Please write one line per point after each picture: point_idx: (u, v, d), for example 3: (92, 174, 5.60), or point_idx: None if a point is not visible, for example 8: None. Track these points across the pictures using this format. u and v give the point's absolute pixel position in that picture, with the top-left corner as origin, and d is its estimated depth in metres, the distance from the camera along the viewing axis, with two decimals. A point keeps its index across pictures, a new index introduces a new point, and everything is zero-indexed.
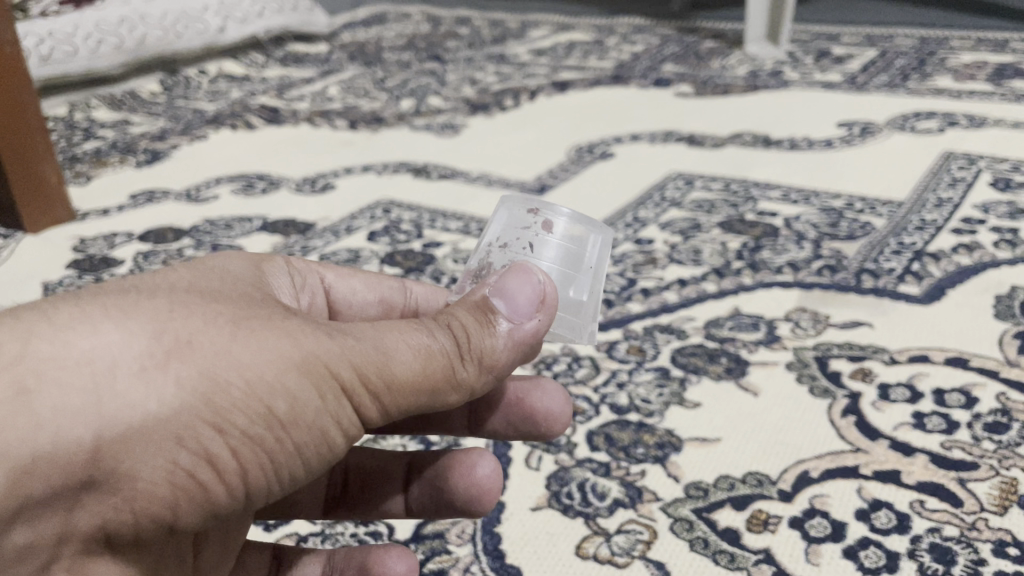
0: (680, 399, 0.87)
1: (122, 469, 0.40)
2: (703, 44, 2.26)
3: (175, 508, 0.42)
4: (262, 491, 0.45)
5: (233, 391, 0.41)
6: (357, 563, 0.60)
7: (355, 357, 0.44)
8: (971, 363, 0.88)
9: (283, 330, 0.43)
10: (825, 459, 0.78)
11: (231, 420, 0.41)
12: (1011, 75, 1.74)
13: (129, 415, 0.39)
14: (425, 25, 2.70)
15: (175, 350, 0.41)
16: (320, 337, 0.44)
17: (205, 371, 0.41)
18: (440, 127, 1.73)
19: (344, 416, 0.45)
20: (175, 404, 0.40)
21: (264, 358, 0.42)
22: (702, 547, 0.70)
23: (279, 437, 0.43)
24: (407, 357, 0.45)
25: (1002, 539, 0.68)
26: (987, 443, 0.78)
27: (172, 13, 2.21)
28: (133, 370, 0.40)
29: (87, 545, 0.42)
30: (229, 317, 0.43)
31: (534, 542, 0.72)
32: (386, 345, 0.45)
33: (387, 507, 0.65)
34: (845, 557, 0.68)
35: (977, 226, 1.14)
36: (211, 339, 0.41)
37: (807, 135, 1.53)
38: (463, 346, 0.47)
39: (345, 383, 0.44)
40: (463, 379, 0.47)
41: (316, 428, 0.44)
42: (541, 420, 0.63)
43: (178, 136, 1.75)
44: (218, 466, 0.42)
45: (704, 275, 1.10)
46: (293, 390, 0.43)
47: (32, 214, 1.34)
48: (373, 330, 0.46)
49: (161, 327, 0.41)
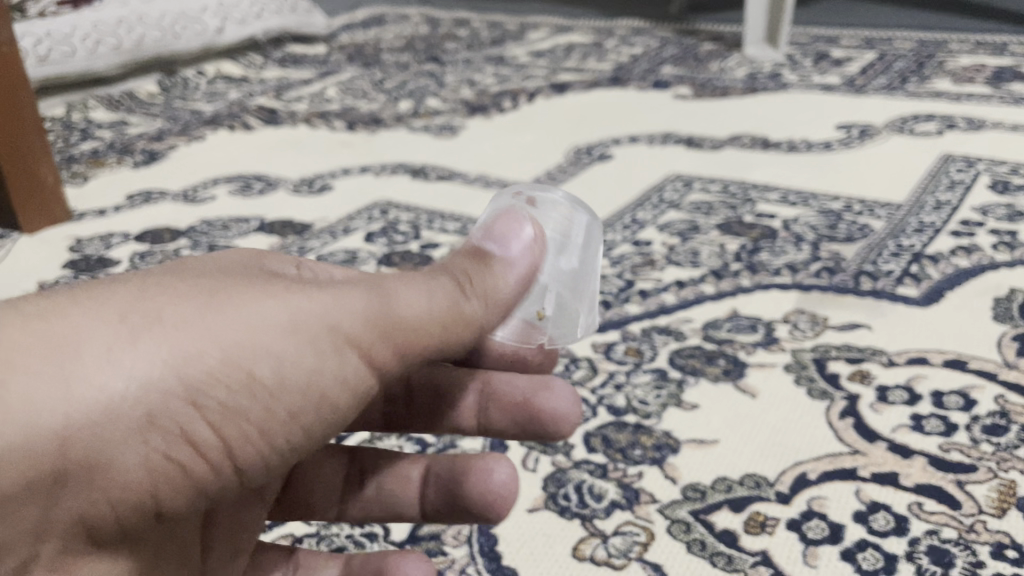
0: (677, 401, 0.87)
1: (100, 452, 0.40)
2: (702, 46, 2.26)
3: (158, 491, 0.42)
4: (259, 466, 0.44)
5: (208, 364, 0.41)
6: (373, 567, 0.59)
7: (339, 317, 0.44)
8: (969, 366, 0.88)
9: (258, 299, 0.43)
10: (823, 462, 0.78)
11: (210, 392, 0.41)
12: (1010, 79, 1.74)
13: (100, 395, 0.39)
14: (424, 27, 2.70)
15: (146, 328, 0.41)
16: (300, 300, 0.44)
17: (178, 346, 0.40)
18: (439, 129, 1.73)
19: (338, 377, 0.45)
20: (147, 382, 0.40)
21: (244, 324, 0.42)
22: (699, 550, 0.70)
23: (266, 406, 0.42)
24: (393, 312, 0.46)
25: (1000, 542, 0.68)
26: (985, 445, 0.78)
27: (170, 14, 2.21)
28: (103, 351, 0.39)
29: (78, 536, 0.42)
30: (204, 292, 0.43)
31: (531, 544, 0.71)
32: (370, 301, 0.45)
33: (403, 510, 0.65)
34: (842, 559, 0.68)
35: (976, 229, 1.14)
36: (183, 313, 0.42)
37: (805, 138, 1.53)
38: (446, 293, 0.48)
39: (334, 340, 0.44)
40: (455, 321, 0.48)
41: (308, 394, 0.44)
42: (554, 421, 0.62)
43: (175, 137, 1.75)
44: (201, 439, 0.41)
45: (702, 276, 1.10)
46: (275, 356, 0.42)
47: (28, 213, 1.34)
48: (354, 289, 0.46)
49: (130, 308, 0.41)
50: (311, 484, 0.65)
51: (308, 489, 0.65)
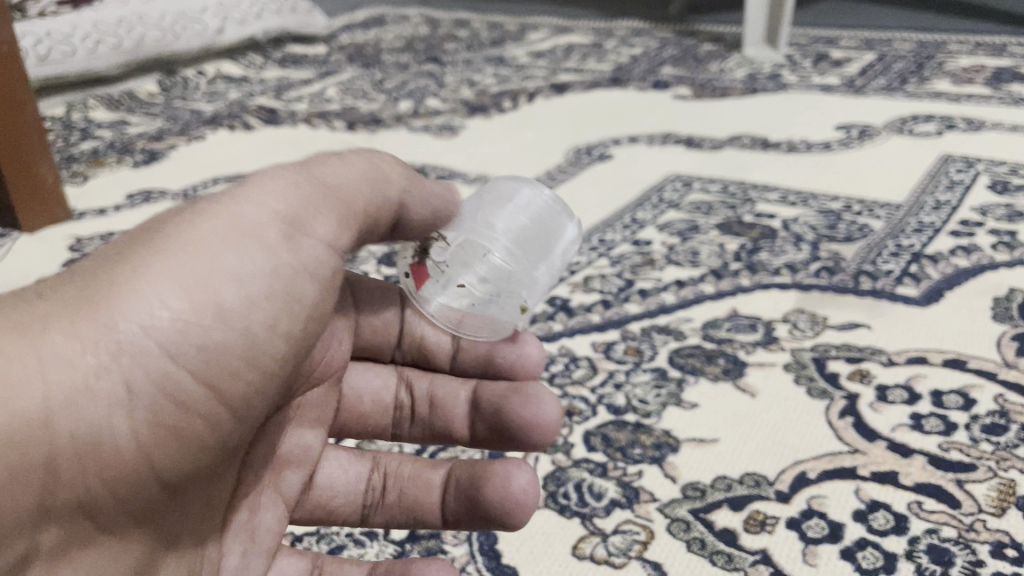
0: (677, 400, 0.87)
1: (98, 417, 0.45)
2: (701, 47, 2.26)
3: (151, 448, 0.47)
4: (249, 393, 0.51)
5: (166, 315, 0.46)
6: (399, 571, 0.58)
7: (267, 229, 0.50)
8: (969, 365, 0.88)
9: (190, 239, 0.49)
10: (823, 461, 0.78)
11: (177, 337, 0.47)
12: (1009, 80, 1.74)
13: (73, 372, 0.45)
14: (424, 27, 2.71)
15: (94, 301, 0.46)
16: (229, 230, 0.49)
17: (133, 304, 0.46)
18: (439, 129, 1.73)
19: (299, 275, 0.51)
20: (111, 345, 0.45)
21: (191, 260, 0.48)
22: (699, 548, 0.70)
23: (233, 326, 0.48)
24: (316, 192, 0.53)
25: (1000, 541, 0.68)
26: (985, 444, 0.78)
27: (170, 14, 2.22)
28: (65, 332, 0.45)
29: (109, 503, 0.47)
30: (140, 245, 0.49)
31: (531, 543, 0.71)
32: (287, 211, 0.52)
33: (425, 518, 0.65)
34: (842, 558, 0.68)
35: (975, 228, 1.14)
36: (124, 277, 0.47)
37: (805, 138, 1.53)
38: (363, 168, 0.56)
39: (280, 239, 0.51)
40: (376, 184, 0.57)
41: (267, 302, 0.50)
42: (536, 430, 0.65)
43: (175, 137, 1.75)
44: (186, 375, 0.47)
45: (702, 276, 1.10)
46: (230, 277, 0.48)
47: (28, 213, 1.34)
48: (277, 181, 0.53)
49: (72, 296, 0.46)
50: (335, 488, 0.66)
51: (331, 493, 0.66)
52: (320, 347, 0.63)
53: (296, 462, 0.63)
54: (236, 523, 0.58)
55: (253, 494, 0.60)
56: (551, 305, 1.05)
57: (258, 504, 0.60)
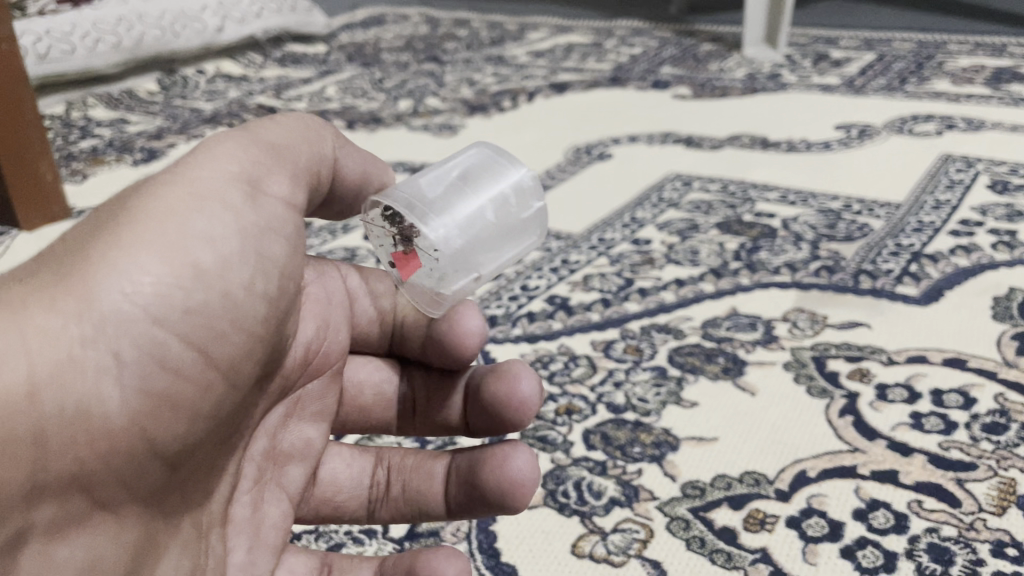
0: (676, 398, 0.87)
1: (87, 387, 0.45)
2: (701, 47, 2.26)
3: (143, 417, 0.47)
4: (235, 354, 0.52)
5: (147, 281, 0.47)
6: (406, 565, 0.56)
7: (229, 189, 0.53)
8: (969, 364, 0.88)
9: (160, 207, 0.49)
10: (822, 459, 0.78)
11: (160, 303, 0.47)
12: (1009, 80, 1.74)
13: (55, 345, 0.44)
14: (424, 27, 2.71)
15: (68, 278, 0.46)
16: (197, 194, 0.51)
17: (112, 273, 0.46)
18: (438, 127, 1.72)
19: (267, 234, 0.54)
20: (93, 316, 0.45)
21: (165, 225, 0.49)
22: (698, 547, 0.70)
23: (214, 287, 0.50)
24: (267, 154, 0.56)
25: (1000, 539, 0.68)
26: (985, 443, 0.78)
27: (170, 13, 2.21)
28: (46, 306, 0.44)
29: (102, 481, 0.46)
30: (106, 222, 0.49)
31: (530, 541, 0.71)
32: (241, 171, 0.54)
33: (428, 508, 0.64)
34: (842, 557, 0.68)
35: (975, 228, 1.14)
36: (97, 249, 0.47)
37: (805, 137, 1.53)
38: (301, 130, 0.60)
39: (243, 201, 0.53)
40: (314, 139, 0.60)
41: (242, 262, 0.51)
42: (512, 408, 0.63)
43: (175, 135, 1.75)
44: (172, 337, 0.48)
45: (701, 275, 1.10)
46: (204, 240, 0.50)
47: (26, 210, 1.33)
48: (229, 146, 0.54)
49: (40, 278, 0.46)
50: (340, 483, 0.66)
51: (335, 488, 0.66)
52: (318, 337, 0.63)
53: (296, 458, 0.63)
54: (239, 517, 0.58)
55: (255, 491, 0.59)
56: (551, 304, 1.05)
57: (262, 499, 0.60)
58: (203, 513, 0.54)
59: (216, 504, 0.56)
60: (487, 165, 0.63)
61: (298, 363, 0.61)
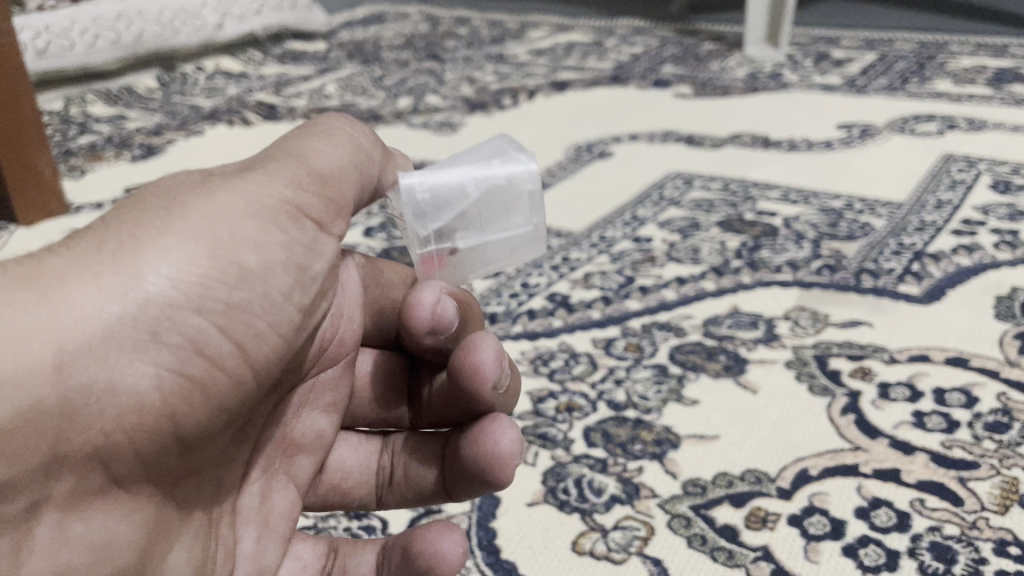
0: (677, 396, 0.87)
1: (122, 367, 0.44)
2: (703, 46, 2.26)
3: (173, 408, 0.46)
4: (267, 358, 0.51)
5: (193, 273, 0.46)
6: (401, 547, 0.57)
7: (276, 197, 0.52)
8: (971, 363, 0.88)
9: (211, 203, 0.49)
10: (824, 458, 0.77)
11: (202, 296, 0.46)
12: (1010, 80, 1.74)
13: (94, 319, 0.43)
14: (424, 25, 2.70)
15: (117, 255, 0.44)
16: (245, 197, 0.50)
17: (160, 258, 0.45)
18: (438, 125, 1.72)
19: (307, 248, 0.53)
20: (136, 300, 0.44)
21: (215, 222, 0.48)
22: (700, 544, 0.69)
23: (254, 289, 0.49)
24: (324, 175, 0.55)
25: (1003, 538, 0.68)
26: (987, 442, 0.78)
27: (170, 8, 2.21)
28: (93, 279, 0.43)
29: (126, 463, 0.45)
30: (157, 206, 0.48)
31: (530, 538, 0.71)
32: (290, 181, 0.53)
33: (427, 489, 0.63)
34: (844, 555, 0.67)
35: (977, 228, 1.14)
36: (148, 228, 0.46)
37: (806, 136, 1.53)
38: (359, 154, 0.58)
39: (289, 215, 0.52)
40: (366, 163, 0.59)
41: (279, 270, 0.51)
42: (469, 377, 0.58)
43: (174, 131, 1.74)
44: (211, 332, 0.47)
45: (702, 273, 1.09)
46: (251, 244, 0.49)
47: (23, 204, 1.32)
48: (283, 162, 0.54)
49: (87, 248, 0.44)
50: (349, 470, 0.65)
51: (343, 474, 0.65)
52: (332, 324, 0.60)
53: (306, 447, 0.62)
54: (248, 507, 0.57)
55: (264, 479, 0.59)
56: (551, 301, 1.04)
57: (270, 489, 0.59)
58: (215, 506, 0.54)
59: (227, 496, 0.55)
60: (488, 150, 0.61)
61: (315, 353, 0.60)
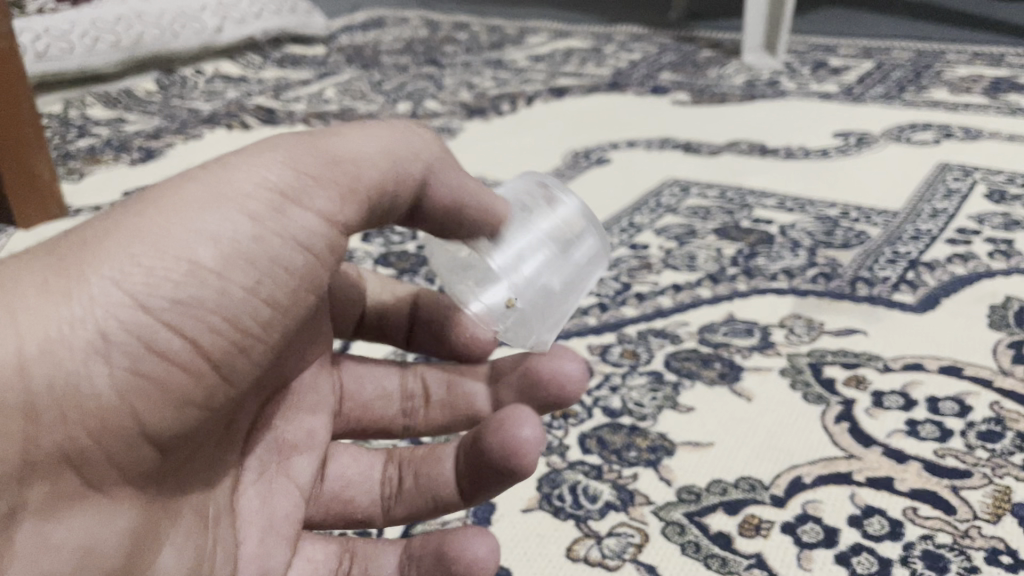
0: (673, 403, 0.87)
1: (75, 372, 0.43)
2: (701, 53, 2.27)
3: (134, 405, 0.46)
4: (234, 350, 0.49)
5: (142, 270, 0.45)
6: (434, 547, 0.57)
7: (249, 187, 0.49)
8: (964, 372, 0.88)
9: (169, 201, 0.47)
10: (818, 466, 0.78)
11: (152, 294, 0.45)
12: (1005, 89, 1.75)
13: (43, 324, 0.43)
14: (423, 30, 2.70)
15: (70, 262, 0.44)
16: (209, 190, 0.48)
17: (109, 261, 0.45)
18: (437, 130, 1.73)
19: (287, 238, 0.50)
20: (83, 301, 0.44)
21: (171, 221, 0.47)
22: (693, 552, 0.69)
23: (215, 284, 0.47)
24: (320, 161, 0.52)
25: (995, 547, 0.68)
26: (980, 451, 0.78)
27: (169, 12, 2.22)
28: (41, 289, 0.43)
29: (100, 465, 0.46)
30: (119, 210, 0.47)
31: (524, 545, 0.71)
32: (271, 169, 0.50)
33: (439, 495, 0.63)
34: (836, 563, 0.67)
35: (972, 237, 1.15)
36: (102, 234, 0.46)
37: (803, 144, 1.53)
38: (374, 144, 0.55)
39: (265, 204, 0.49)
40: (390, 157, 0.56)
41: (248, 263, 0.49)
42: (559, 387, 0.65)
43: (173, 135, 1.74)
44: (166, 329, 0.46)
45: (698, 280, 1.10)
46: (207, 237, 0.47)
47: (22, 207, 1.33)
48: (269, 149, 0.51)
49: (46, 257, 0.45)
50: (352, 478, 0.65)
51: (345, 484, 0.65)
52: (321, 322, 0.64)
53: (304, 449, 0.63)
54: (248, 509, 0.58)
55: (261, 482, 0.60)
56: None
57: (270, 491, 0.60)
58: (209, 503, 0.55)
59: (221, 494, 0.56)
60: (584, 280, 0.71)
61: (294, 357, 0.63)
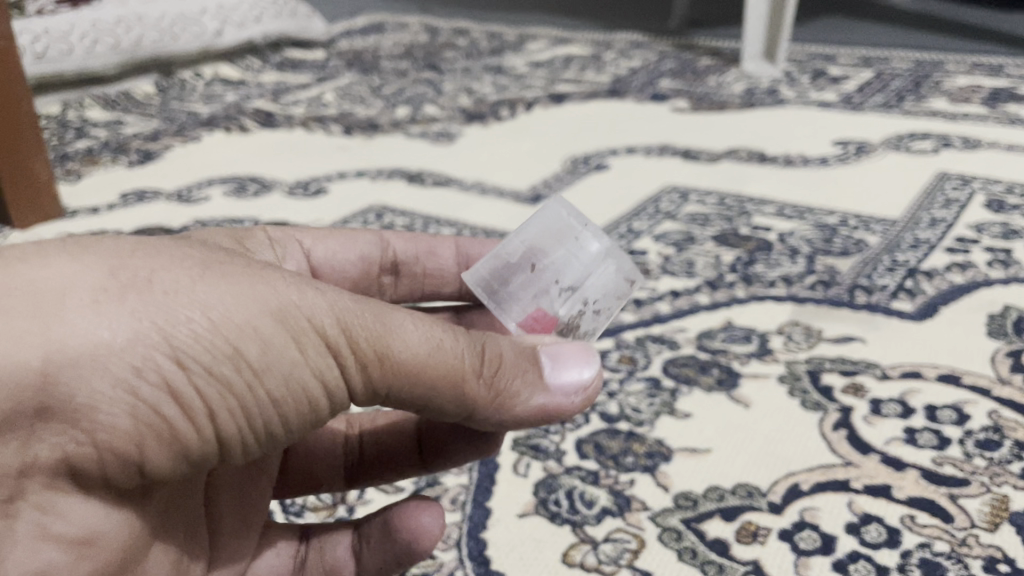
0: (670, 409, 0.86)
1: (101, 398, 0.40)
2: (701, 61, 2.27)
3: (141, 445, 0.43)
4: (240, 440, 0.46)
5: (190, 331, 0.41)
6: (379, 524, 0.61)
7: (319, 318, 0.45)
8: (963, 380, 0.88)
9: (247, 281, 0.44)
10: (816, 473, 0.77)
11: (189, 362, 0.42)
12: (1005, 100, 1.76)
13: (87, 341, 0.40)
14: (423, 35, 2.70)
15: (132, 285, 0.41)
16: (284, 293, 0.45)
17: (169, 309, 0.41)
18: (435, 135, 1.72)
19: (327, 380, 0.46)
20: (129, 333, 0.40)
21: (232, 300, 0.43)
22: (690, 557, 0.69)
23: (247, 381, 0.44)
24: (400, 331, 0.46)
25: (993, 555, 0.68)
26: (977, 460, 0.78)
27: (169, 16, 2.22)
28: (93, 300, 0.40)
29: (91, 481, 0.44)
30: (198, 260, 0.44)
31: (520, 549, 0.71)
32: (348, 311, 0.46)
33: (403, 466, 0.67)
34: (834, 570, 0.67)
35: (971, 246, 1.14)
36: (174, 276, 0.42)
37: (802, 152, 1.53)
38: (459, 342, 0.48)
39: (323, 340, 0.45)
40: (466, 370, 0.47)
41: (288, 380, 0.45)
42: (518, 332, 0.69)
43: (171, 137, 1.74)
44: (191, 399, 0.43)
45: (696, 287, 1.09)
46: (259, 338, 0.43)
47: (18, 208, 1.32)
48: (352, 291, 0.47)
49: (117, 263, 0.42)
50: (317, 455, 0.68)
51: (310, 459, 0.68)
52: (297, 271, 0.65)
53: None
54: (227, 508, 0.58)
55: (241, 478, 0.59)
56: None
57: (246, 487, 0.60)
58: (195, 512, 0.55)
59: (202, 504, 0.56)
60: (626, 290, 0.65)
61: None
